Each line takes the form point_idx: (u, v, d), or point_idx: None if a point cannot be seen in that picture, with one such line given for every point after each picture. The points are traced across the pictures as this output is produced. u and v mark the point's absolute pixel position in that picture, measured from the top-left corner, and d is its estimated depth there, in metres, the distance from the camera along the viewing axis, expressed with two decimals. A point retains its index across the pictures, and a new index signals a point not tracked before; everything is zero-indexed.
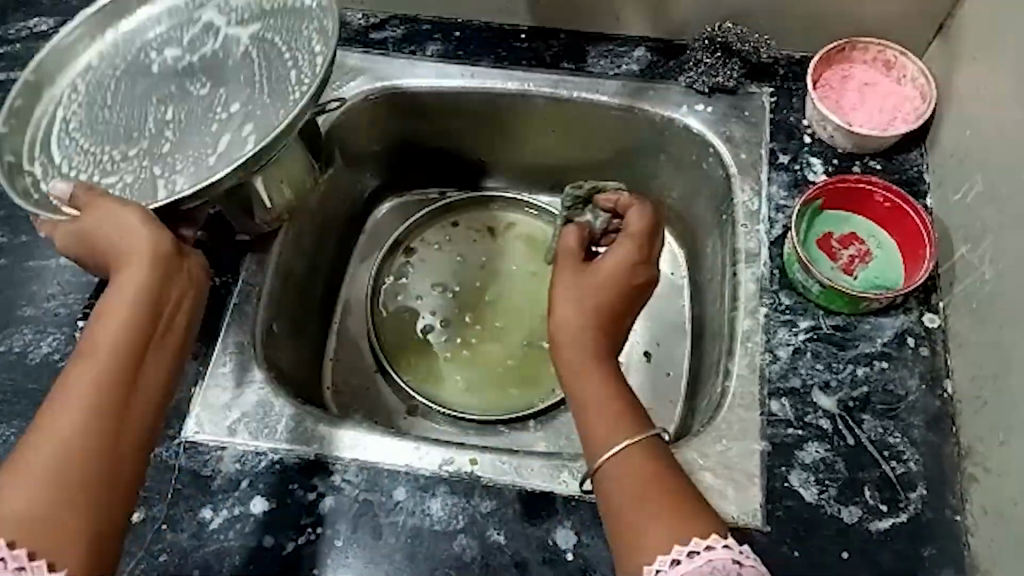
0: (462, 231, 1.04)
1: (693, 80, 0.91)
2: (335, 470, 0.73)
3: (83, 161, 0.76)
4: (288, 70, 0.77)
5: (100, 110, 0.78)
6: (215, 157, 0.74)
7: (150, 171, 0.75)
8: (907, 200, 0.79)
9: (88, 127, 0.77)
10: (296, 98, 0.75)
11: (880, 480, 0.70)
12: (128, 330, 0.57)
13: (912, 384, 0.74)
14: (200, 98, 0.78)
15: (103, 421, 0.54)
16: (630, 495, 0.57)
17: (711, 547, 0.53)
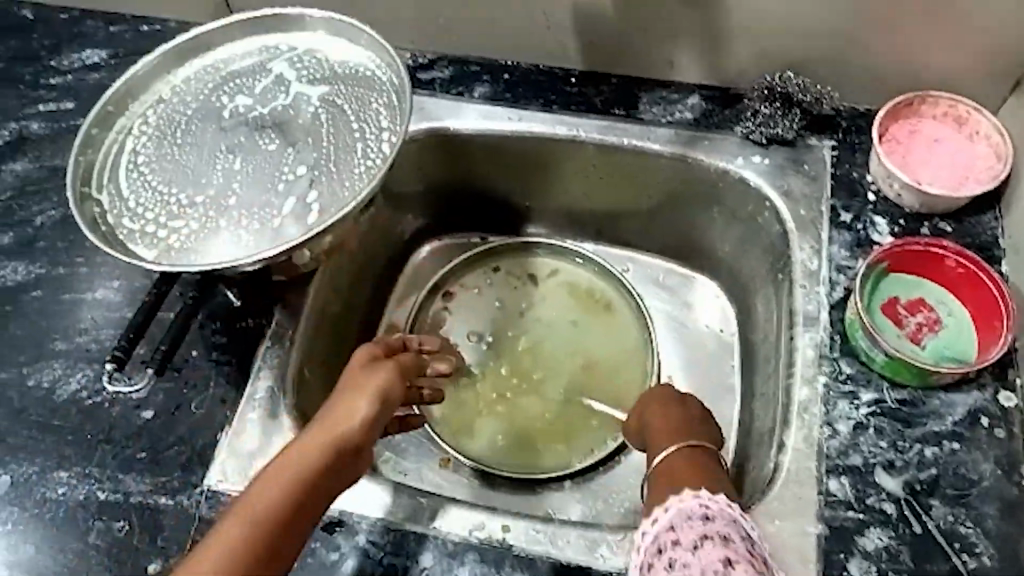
0: (504, 278, 1.00)
1: (750, 130, 0.87)
2: (360, 529, 0.69)
3: (150, 197, 0.76)
4: (357, 142, 0.78)
5: (171, 148, 0.79)
6: (282, 220, 0.75)
7: (217, 222, 0.75)
8: (982, 266, 0.73)
9: (157, 164, 0.78)
10: (361, 172, 0.76)
11: (949, 574, 0.64)
12: (317, 471, 0.58)
13: (986, 468, 0.68)
14: (268, 153, 0.79)
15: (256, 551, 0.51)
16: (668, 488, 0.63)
17: (682, 499, 0.59)
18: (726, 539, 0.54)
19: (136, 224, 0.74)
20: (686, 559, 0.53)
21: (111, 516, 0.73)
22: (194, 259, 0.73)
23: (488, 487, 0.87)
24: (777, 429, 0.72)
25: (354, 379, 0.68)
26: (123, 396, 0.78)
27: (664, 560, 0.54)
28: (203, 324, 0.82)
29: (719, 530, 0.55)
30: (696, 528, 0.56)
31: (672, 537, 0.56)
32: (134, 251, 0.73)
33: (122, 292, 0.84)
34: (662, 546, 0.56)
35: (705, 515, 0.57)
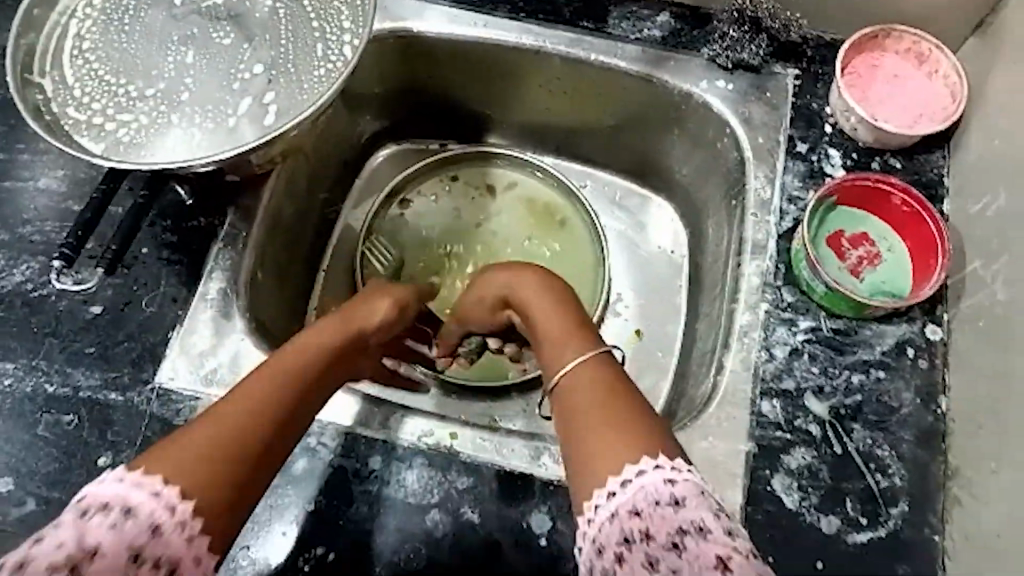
0: (461, 188, 1.00)
1: (717, 54, 0.87)
2: (311, 431, 0.70)
3: (96, 87, 0.73)
4: (316, 42, 0.76)
5: (118, 35, 0.75)
6: (236, 120, 0.73)
7: (167, 118, 0.73)
8: (925, 204, 0.76)
9: (104, 51, 0.74)
10: (322, 73, 0.75)
11: (863, 492, 0.69)
12: (315, 374, 0.62)
13: (907, 397, 0.72)
14: (221, 47, 0.76)
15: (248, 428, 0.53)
16: (592, 420, 0.57)
17: (643, 469, 0.52)
18: (707, 533, 0.48)
19: (82, 115, 0.71)
20: (670, 564, 0.47)
21: (60, 409, 0.73)
22: (144, 155, 0.71)
23: (435, 393, 0.90)
24: (717, 352, 0.76)
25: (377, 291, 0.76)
26: (71, 292, 0.77)
27: (638, 556, 0.48)
28: (153, 222, 0.80)
29: (695, 520, 0.49)
30: (669, 519, 0.49)
31: (639, 526, 0.49)
32: (80, 143, 0.70)
33: (68, 184, 0.82)
34: (629, 536, 0.49)
35: (672, 496, 0.50)
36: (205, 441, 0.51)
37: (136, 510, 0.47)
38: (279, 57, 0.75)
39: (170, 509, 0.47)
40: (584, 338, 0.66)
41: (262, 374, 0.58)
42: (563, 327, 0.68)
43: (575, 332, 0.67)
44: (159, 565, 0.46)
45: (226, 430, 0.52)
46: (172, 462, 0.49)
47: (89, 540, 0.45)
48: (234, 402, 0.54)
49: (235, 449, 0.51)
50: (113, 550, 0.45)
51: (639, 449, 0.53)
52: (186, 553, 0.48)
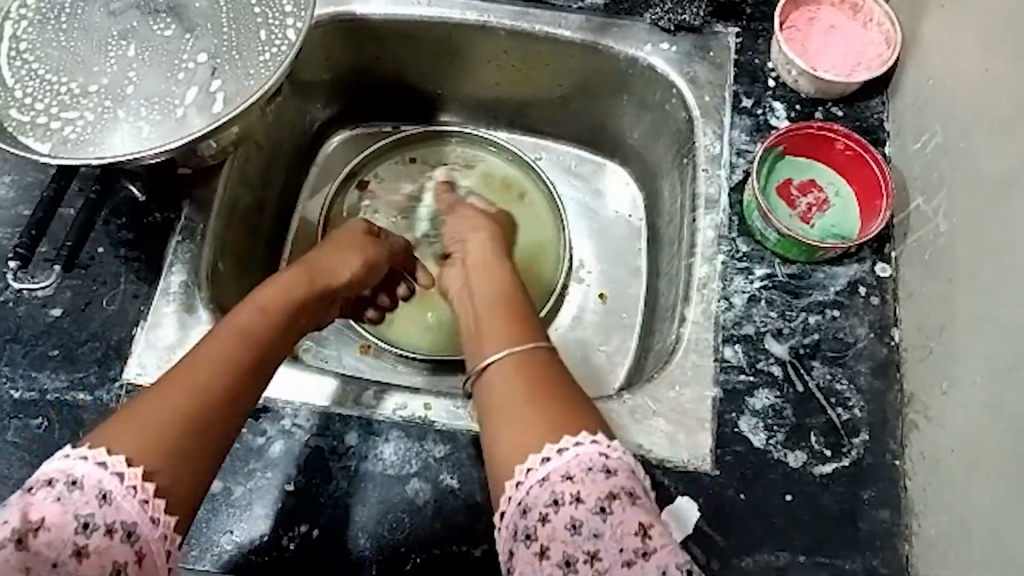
0: (418, 169, 1.00)
1: (659, 17, 0.88)
2: (285, 414, 0.71)
3: (38, 87, 0.72)
4: (259, 28, 0.76)
5: (56, 33, 0.74)
6: (184, 110, 0.73)
7: (113, 113, 0.72)
8: (866, 147, 0.79)
9: (43, 51, 0.73)
10: (267, 59, 0.75)
11: (826, 427, 0.72)
12: (264, 346, 0.62)
13: (862, 333, 0.75)
14: (163, 39, 0.75)
15: (195, 409, 0.54)
16: (519, 405, 0.57)
17: (578, 442, 0.53)
18: (634, 499, 0.50)
19: (26, 115, 0.71)
20: (595, 526, 0.49)
21: (28, 413, 0.72)
22: (91, 151, 0.70)
23: (405, 369, 0.90)
24: (679, 305, 0.78)
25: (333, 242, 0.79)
26: (27, 295, 0.76)
27: (563, 517, 0.49)
28: (108, 221, 0.79)
29: (625, 487, 0.51)
30: (599, 484, 0.50)
31: (571, 489, 0.50)
32: (25, 143, 0.70)
33: (16, 188, 0.80)
34: (558, 500, 0.50)
35: (604, 466, 0.52)
36: (158, 411, 0.52)
37: (81, 482, 0.48)
38: (222, 46, 0.75)
39: (119, 475, 0.49)
40: (518, 333, 0.64)
41: (217, 342, 0.59)
42: (503, 322, 0.67)
43: (508, 328, 0.66)
44: (113, 530, 0.48)
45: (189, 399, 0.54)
46: (132, 432, 0.51)
47: (34, 514, 0.47)
48: (194, 368, 0.56)
49: (187, 417, 0.53)
50: (58, 521, 0.47)
51: (564, 424, 0.54)
52: (141, 515, 0.49)
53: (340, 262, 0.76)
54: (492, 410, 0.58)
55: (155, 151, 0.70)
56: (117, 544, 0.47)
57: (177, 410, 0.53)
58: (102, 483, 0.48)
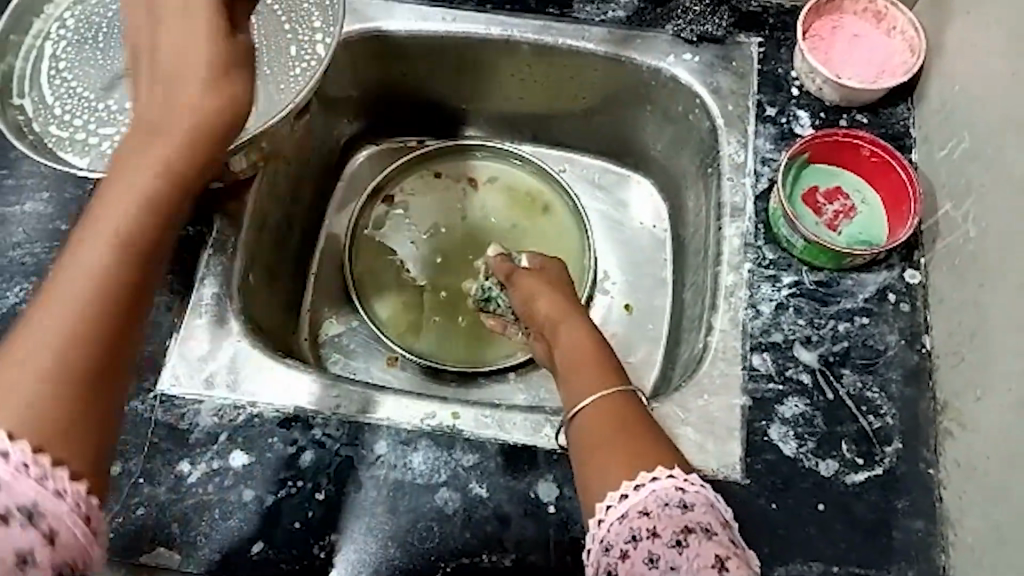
0: (441, 182, 1.01)
1: (681, 29, 0.89)
2: (315, 424, 0.72)
3: (77, 105, 0.74)
4: (289, 44, 0.77)
5: (93, 52, 0.76)
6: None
7: None
8: (893, 153, 0.78)
9: (81, 69, 0.75)
10: (298, 73, 0.76)
11: (858, 435, 0.71)
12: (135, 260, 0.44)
13: (892, 340, 0.74)
14: None
15: (91, 338, 0.43)
16: (606, 450, 0.54)
17: (654, 479, 0.51)
18: (712, 534, 0.48)
19: (65, 132, 0.73)
20: (671, 561, 0.46)
21: None
22: None
23: (431, 381, 0.91)
24: (706, 313, 0.78)
25: None
26: None
27: (642, 553, 0.47)
28: None
29: (701, 522, 0.48)
30: (675, 518, 0.48)
31: (647, 525, 0.48)
32: (65, 158, 0.71)
33: (54, 204, 0.81)
34: (636, 535, 0.48)
35: (682, 502, 0.49)
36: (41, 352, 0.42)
37: None
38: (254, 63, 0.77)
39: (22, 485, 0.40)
40: (603, 373, 0.62)
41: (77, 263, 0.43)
42: (578, 357, 0.65)
43: (589, 362, 0.64)
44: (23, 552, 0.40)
45: (57, 360, 0.42)
46: (5, 404, 0.41)
47: None
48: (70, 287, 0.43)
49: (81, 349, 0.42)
50: None
51: (646, 461, 0.52)
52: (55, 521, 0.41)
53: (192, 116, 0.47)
54: (583, 453, 0.56)
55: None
56: (16, 531, 0.40)
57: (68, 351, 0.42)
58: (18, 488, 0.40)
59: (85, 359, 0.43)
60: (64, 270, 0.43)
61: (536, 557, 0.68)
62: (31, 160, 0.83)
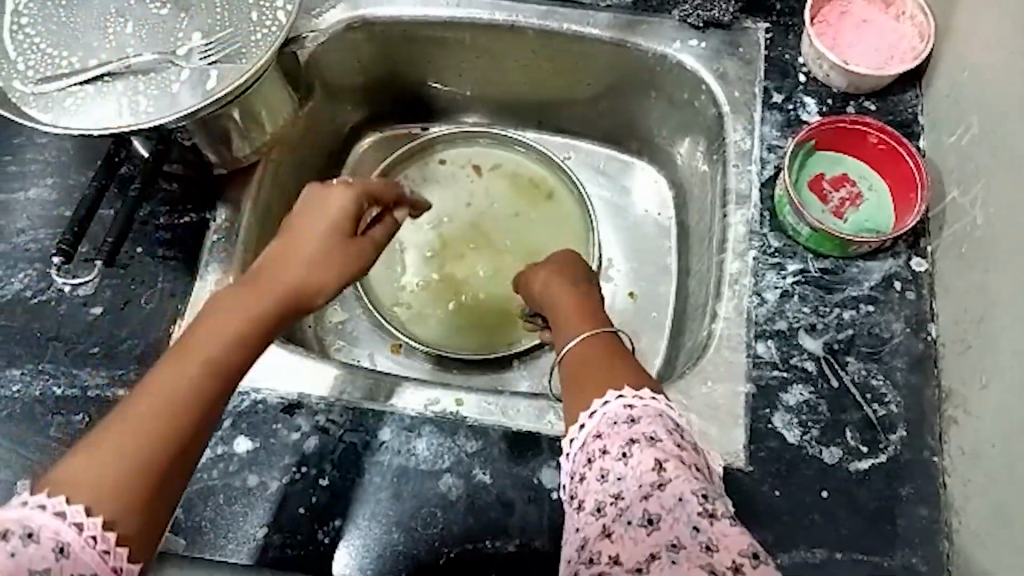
0: (445, 170, 1.01)
1: (687, 14, 0.88)
2: (319, 409, 0.72)
3: (40, 61, 0.73)
4: (249, 10, 0.76)
5: (55, 10, 0.75)
6: (179, 86, 0.73)
7: (112, 86, 0.73)
8: (901, 141, 0.77)
9: (43, 26, 0.74)
10: (259, 39, 0.75)
11: (863, 423, 0.71)
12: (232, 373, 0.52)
13: (898, 328, 0.74)
14: (177, 30, 0.76)
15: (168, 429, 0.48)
16: (574, 382, 0.58)
17: (605, 402, 0.54)
18: (656, 442, 0.51)
19: (27, 88, 0.72)
20: (619, 473, 0.50)
21: (70, 410, 0.73)
22: (89, 123, 0.71)
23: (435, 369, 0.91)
24: (711, 301, 0.77)
25: (317, 205, 0.66)
26: (69, 293, 0.77)
27: (596, 471, 0.51)
28: (145, 221, 0.80)
29: (647, 433, 0.51)
30: (622, 433, 0.52)
31: (598, 445, 0.52)
32: (29, 114, 0.71)
33: (58, 191, 0.81)
34: (591, 457, 0.52)
35: (629, 417, 0.52)
36: (130, 436, 0.47)
37: (38, 533, 0.43)
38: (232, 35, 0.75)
39: (78, 526, 0.44)
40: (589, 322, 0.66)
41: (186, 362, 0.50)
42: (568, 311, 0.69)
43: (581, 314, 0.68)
44: None
45: (142, 440, 0.47)
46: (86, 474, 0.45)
47: None
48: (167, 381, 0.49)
49: (161, 434, 0.47)
50: None
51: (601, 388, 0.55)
52: (101, 566, 0.44)
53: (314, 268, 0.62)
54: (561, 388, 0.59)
55: (145, 124, 0.70)
56: None
57: (151, 432, 0.47)
58: (61, 535, 0.43)
59: (158, 456, 0.47)
60: (166, 373, 0.49)
61: (539, 543, 0.68)
62: (36, 148, 0.83)
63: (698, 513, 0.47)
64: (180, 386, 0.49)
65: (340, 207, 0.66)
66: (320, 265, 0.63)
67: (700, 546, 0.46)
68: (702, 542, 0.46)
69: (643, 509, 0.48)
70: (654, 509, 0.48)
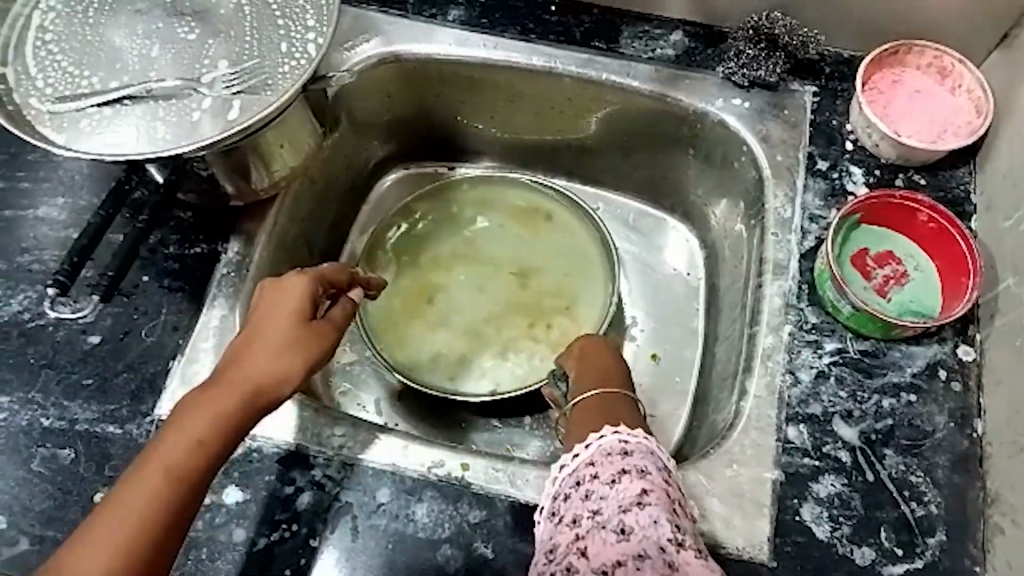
0: (466, 212, 0.96)
1: (732, 71, 0.84)
2: (316, 463, 0.67)
3: (61, 79, 0.70)
4: (281, 40, 0.74)
5: (83, 27, 0.73)
6: (200, 115, 0.71)
7: (131, 110, 0.70)
8: (953, 222, 0.73)
9: (69, 43, 0.72)
10: (287, 70, 0.73)
11: (898, 523, 0.65)
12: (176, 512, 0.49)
13: (941, 421, 0.69)
14: (204, 55, 0.73)
15: None
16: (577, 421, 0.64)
17: (601, 435, 0.57)
18: (644, 474, 0.54)
19: (45, 105, 0.69)
20: (602, 493, 0.54)
21: (55, 443, 0.69)
22: (105, 147, 0.69)
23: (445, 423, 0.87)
24: (740, 376, 0.72)
25: (276, 293, 0.61)
26: (68, 320, 0.74)
27: (583, 492, 0.55)
28: (154, 250, 0.77)
29: (639, 465, 0.55)
30: (614, 463, 0.55)
31: (590, 470, 0.56)
32: (42, 133, 0.69)
33: (67, 211, 0.79)
34: (579, 479, 0.56)
35: (622, 450, 0.56)
36: None
37: None
38: (260, 65, 0.73)
39: None
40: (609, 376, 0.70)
41: (121, 508, 0.48)
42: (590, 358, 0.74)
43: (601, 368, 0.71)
44: None
45: None
46: None
47: None
48: (103, 537, 0.47)
49: None
50: None
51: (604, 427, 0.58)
52: None
53: (274, 365, 0.57)
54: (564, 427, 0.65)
55: (163, 152, 0.68)
56: None
57: None
58: None
59: None
60: (102, 526, 0.47)
61: None
62: (50, 165, 0.80)
63: (668, 538, 0.51)
64: (114, 542, 0.47)
65: (298, 294, 0.61)
66: (282, 360, 0.57)
67: (665, 562, 0.50)
68: (666, 560, 0.50)
69: (619, 519, 0.52)
70: (630, 522, 0.51)
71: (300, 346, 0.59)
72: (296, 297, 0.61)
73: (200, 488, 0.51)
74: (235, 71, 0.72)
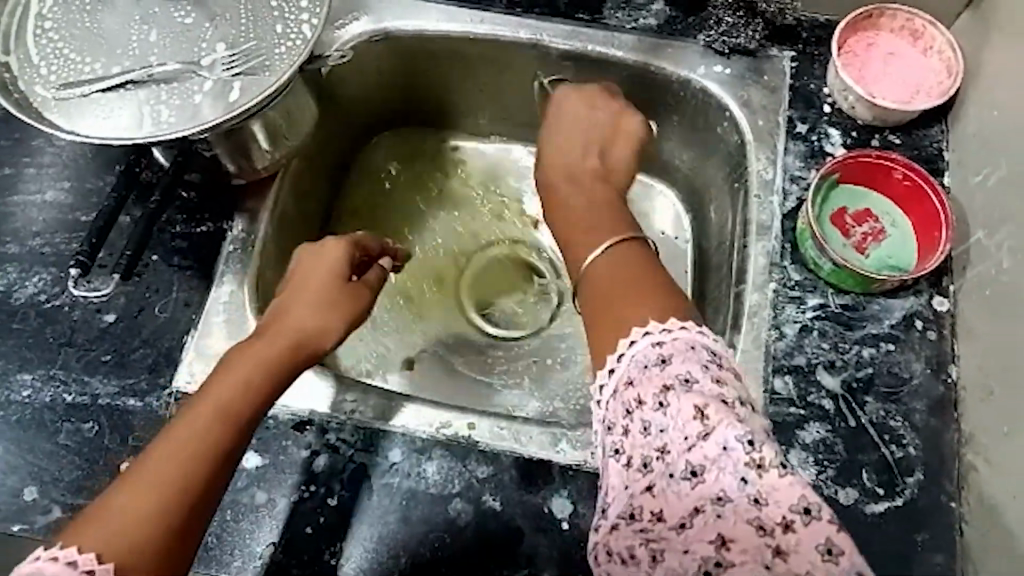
0: (465, 177, 1.01)
1: (712, 40, 0.87)
2: (330, 428, 0.71)
3: (63, 66, 0.72)
4: (276, 21, 0.76)
5: (81, 15, 0.75)
6: (202, 97, 0.73)
7: (135, 95, 0.72)
8: (927, 179, 0.77)
9: (69, 31, 0.74)
10: (284, 51, 0.75)
11: (879, 464, 0.70)
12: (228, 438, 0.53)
13: (917, 368, 0.73)
14: (201, 39, 0.75)
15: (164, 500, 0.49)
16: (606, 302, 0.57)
17: (634, 343, 0.53)
18: (690, 385, 0.50)
19: (50, 92, 0.71)
20: (659, 423, 0.50)
21: (78, 418, 0.73)
22: (111, 130, 0.71)
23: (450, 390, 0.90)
24: (728, 332, 0.76)
25: (311, 258, 0.66)
26: (83, 300, 0.77)
27: (637, 423, 0.51)
28: (162, 230, 0.80)
29: (681, 374, 0.51)
30: (656, 377, 0.51)
31: (634, 395, 0.52)
32: (50, 120, 0.71)
33: (74, 195, 0.81)
34: (629, 408, 0.52)
35: (660, 357, 0.52)
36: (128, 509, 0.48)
37: None
38: (257, 47, 0.75)
39: None
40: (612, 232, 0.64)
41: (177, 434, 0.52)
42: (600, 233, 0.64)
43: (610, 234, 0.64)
44: None
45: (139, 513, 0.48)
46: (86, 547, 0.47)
47: None
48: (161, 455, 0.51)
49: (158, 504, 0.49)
50: None
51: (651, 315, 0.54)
52: None
53: (313, 321, 0.62)
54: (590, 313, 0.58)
55: (168, 136, 0.70)
56: None
57: (148, 502, 0.49)
58: None
59: (154, 528, 0.48)
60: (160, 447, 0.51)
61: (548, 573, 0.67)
62: (54, 151, 0.83)
63: (744, 462, 0.48)
64: (173, 458, 0.51)
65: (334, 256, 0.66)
66: (319, 316, 0.62)
67: (748, 497, 0.48)
68: (750, 494, 0.48)
69: (687, 459, 0.49)
70: (699, 460, 0.49)
71: (334, 302, 0.63)
72: (331, 260, 0.66)
73: (250, 422, 0.55)
74: (233, 54, 0.75)
